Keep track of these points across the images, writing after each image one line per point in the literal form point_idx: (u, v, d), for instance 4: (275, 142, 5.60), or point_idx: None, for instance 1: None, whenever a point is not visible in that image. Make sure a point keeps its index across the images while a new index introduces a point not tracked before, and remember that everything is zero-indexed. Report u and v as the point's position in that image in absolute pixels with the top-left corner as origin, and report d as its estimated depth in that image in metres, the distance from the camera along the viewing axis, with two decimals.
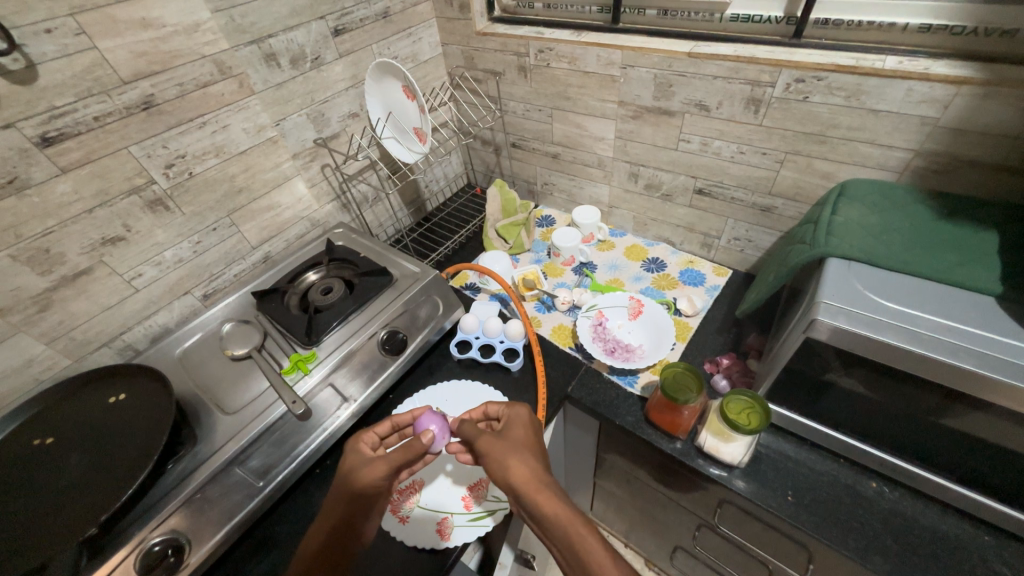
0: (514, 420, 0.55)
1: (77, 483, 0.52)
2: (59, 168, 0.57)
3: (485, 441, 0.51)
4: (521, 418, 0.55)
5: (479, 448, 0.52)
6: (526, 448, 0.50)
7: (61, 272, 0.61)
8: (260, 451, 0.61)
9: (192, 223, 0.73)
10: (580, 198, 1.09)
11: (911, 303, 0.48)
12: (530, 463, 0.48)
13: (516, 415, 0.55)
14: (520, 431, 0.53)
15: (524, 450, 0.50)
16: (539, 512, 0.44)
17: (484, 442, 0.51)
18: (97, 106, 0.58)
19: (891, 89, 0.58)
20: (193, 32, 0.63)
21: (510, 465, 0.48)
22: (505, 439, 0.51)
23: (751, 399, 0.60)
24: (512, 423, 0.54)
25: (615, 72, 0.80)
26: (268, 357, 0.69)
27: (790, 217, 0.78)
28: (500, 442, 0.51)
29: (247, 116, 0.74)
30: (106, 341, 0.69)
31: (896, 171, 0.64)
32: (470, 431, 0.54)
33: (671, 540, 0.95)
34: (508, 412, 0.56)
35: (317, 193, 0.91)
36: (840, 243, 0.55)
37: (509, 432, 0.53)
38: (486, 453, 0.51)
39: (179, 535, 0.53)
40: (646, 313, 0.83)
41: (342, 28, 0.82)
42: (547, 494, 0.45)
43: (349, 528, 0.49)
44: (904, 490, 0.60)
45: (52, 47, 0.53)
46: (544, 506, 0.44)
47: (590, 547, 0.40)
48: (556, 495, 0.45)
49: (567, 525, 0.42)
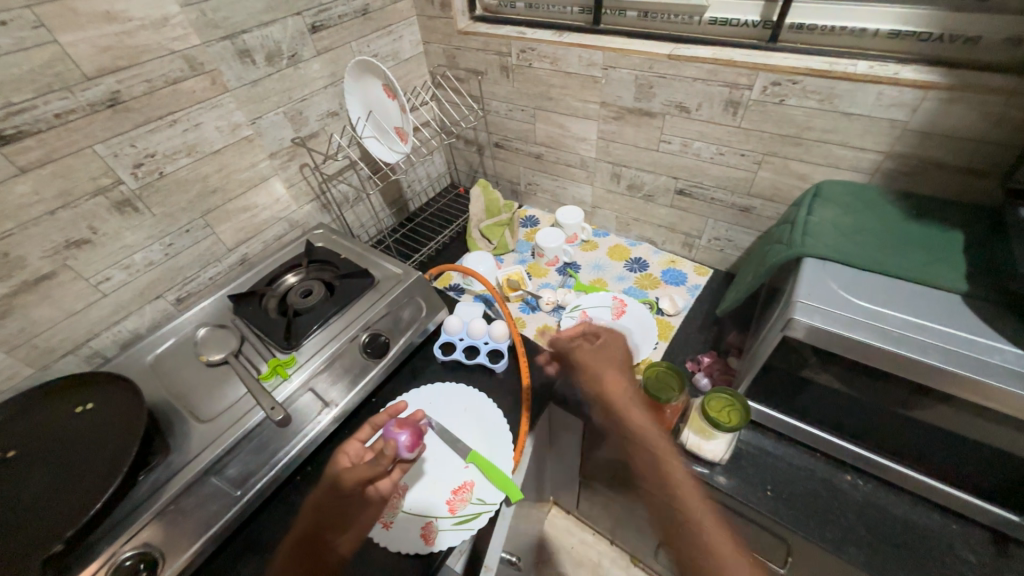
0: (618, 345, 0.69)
1: (42, 498, 0.50)
2: (17, 167, 0.54)
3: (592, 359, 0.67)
4: (616, 340, 0.70)
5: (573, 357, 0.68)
6: (619, 366, 0.66)
7: (21, 277, 0.58)
8: (238, 459, 0.59)
9: (163, 225, 0.70)
10: (564, 198, 1.09)
11: (882, 301, 0.50)
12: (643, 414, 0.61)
13: (612, 338, 0.70)
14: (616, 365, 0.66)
15: (613, 365, 0.66)
16: (627, 421, 0.60)
17: (578, 353, 0.68)
18: (58, 103, 0.55)
19: (863, 93, 0.60)
20: (161, 26, 0.61)
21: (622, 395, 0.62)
22: (600, 356, 0.67)
23: (731, 396, 0.61)
24: (610, 342, 0.69)
25: (596, 73, 0.81)
26: (245, 362, 0.67)
27: (768, 217, 0.80)
28: (594, 355, 0.67)
29: (220, 113, 0.71)
30: (72, 348, 0.66)
31: (867, 173, 0.66)
32: (564, 348, 0.69)
33: (655, 536, 0.96)
34: (607, 335, 0.70)
35: (295, 193, 0.89)
36: (815, 243, 0.57)
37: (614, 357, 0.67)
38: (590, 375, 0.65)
39: (152, 549, 0.51)
40: (629, 313, 0.84)
41: (320, 25, 0.80)
42: (635, 408, 0.61)
43: (326, 527, 0.54)
44: (878, 482, 0.62)
45: (7, 40, 0.50)
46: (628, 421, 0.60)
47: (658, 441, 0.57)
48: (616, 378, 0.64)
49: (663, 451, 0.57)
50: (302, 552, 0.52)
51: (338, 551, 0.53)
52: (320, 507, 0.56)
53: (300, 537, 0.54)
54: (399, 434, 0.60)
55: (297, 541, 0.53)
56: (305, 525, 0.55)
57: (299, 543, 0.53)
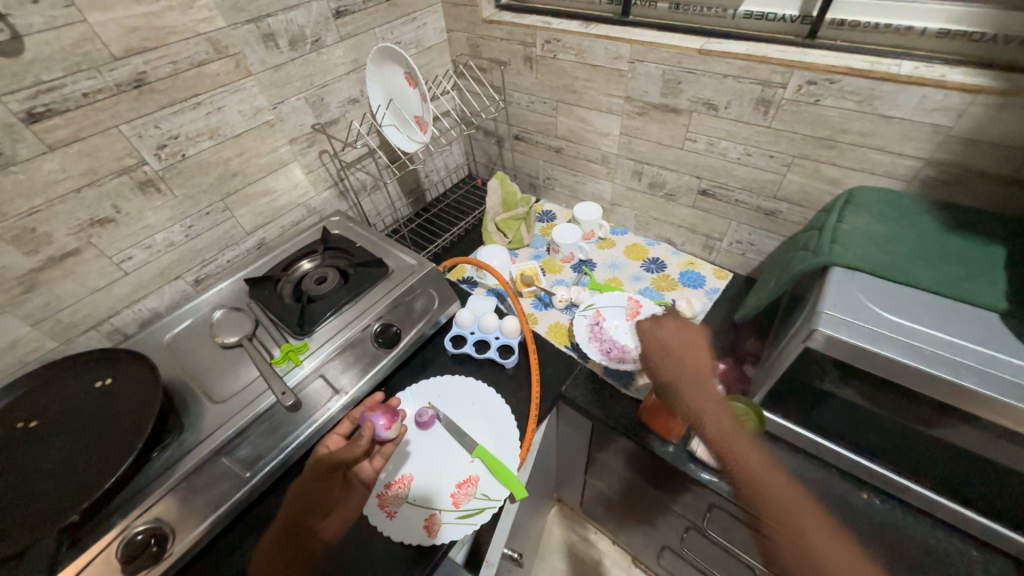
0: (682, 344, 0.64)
1: (62, 469, 0.51)
2: (46, 145, 0.55)
3: (666, 361, 0.63)
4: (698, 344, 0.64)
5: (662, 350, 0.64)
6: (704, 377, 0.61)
7: (48, 253, 0.59)
8: (249, 440, 0.60)
9: (185, 207, 0.71)
10: (582, 194, 1.08)
11: (914, 316, 0.47)
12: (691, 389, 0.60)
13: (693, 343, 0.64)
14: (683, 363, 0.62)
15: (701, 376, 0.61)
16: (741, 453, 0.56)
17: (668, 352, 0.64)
18: (87, 82, 0.56)
19: (905, 96, 0.56)
20: (188, 8, 0.61)
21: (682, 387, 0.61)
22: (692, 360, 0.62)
23: (747, 406, 0.60)
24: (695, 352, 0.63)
25: (622, 66, 0.78)
26: (259, 346, 0.68)
27: (794, 222, 0.77)
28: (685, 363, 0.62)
29: (243, 97, 0.72)
30: (94, 324, 0.68)
31: (904, 180, 0.63)
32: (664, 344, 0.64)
33: (658, 539, 0.95)
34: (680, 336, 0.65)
35: (314, 179, 0.89)
36: (844, 252, 0.54)
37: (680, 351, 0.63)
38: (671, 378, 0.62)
39: (163, 524, 0.52)
40: (643, 314, 0.82)
41: (344, 10, 0.79)
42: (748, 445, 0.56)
43: (311, 514, 0.54)
44: (896, 501, 0.60)
45: (39, 19, 0.50)
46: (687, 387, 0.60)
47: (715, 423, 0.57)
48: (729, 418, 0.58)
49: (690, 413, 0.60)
50: (288, 542, 0.53)
51: (322, 536, 0.54)
52: (301, 495, 0.55)
53: (284, 524, 0.54)
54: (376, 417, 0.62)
55: (281, 529, 0.54)
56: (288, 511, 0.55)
57: (283, 533, 0.53)
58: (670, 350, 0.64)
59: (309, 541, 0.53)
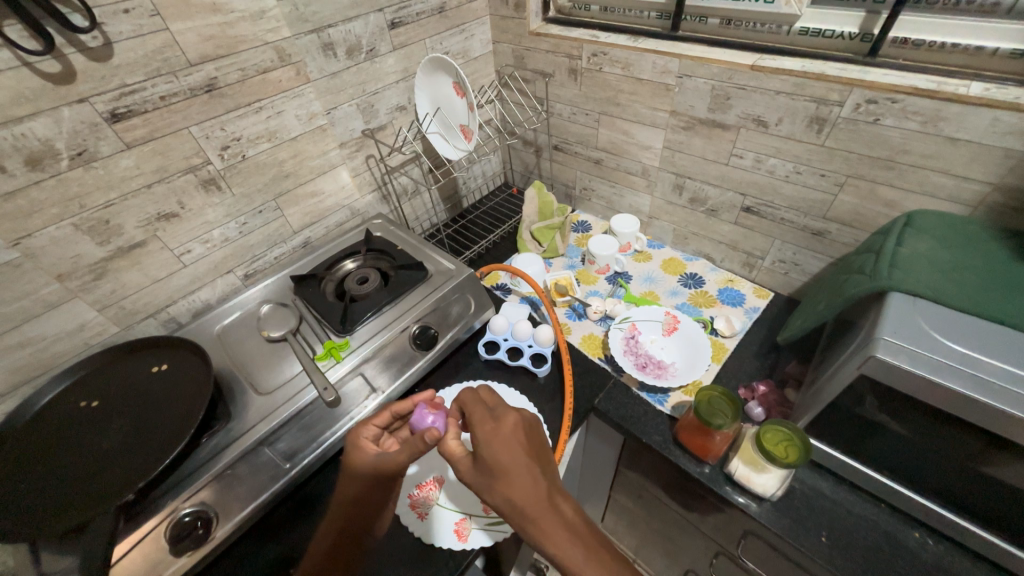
0: (518, 426, 0.42)
1: (121, 449, 0.54)
2: (124, 143, 0.59)
3: (487, 439, 0.41)
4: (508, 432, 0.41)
5: (477, 439, 0.42)
6: (519, 448, 0.40)
7: (118, 243, 0.63)
8: (288, 434, 0.61)
9: (241, 205, 0.75)
10: (620, 206, 1.07)
11: (982, 349, 0.45)
12: (523, 477, 0.38)
13: (504, 428, 0.42)
14: (521, 443, 0.41)
15: (517, 446, 0.40)
16: (545, 535, 0.35)
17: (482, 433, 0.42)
18: (164, 86, 0.59)
19: (975, 117, 0.54)
20: (258, 19, 0.65)
21: (510, 480, 0.38)
22: (500, 447, 0.40)
23: (790, 431, 0.58)
24: (500, 439, 0.41)
25: (670, 80, 0.78)
26: (302, 341, 0.71)
27: (845, 244, 0.74)
28: (502, 442, 0.41)
29: (301, 102, 0.75)
30: (152, 312, 0.72)
31: (969, 206, 0.60)
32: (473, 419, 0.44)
33: (683, 563, 0.92)
34: (495, 425, 0.42)
35: (360, 182, 0.92)
36: (905, 277, 0.52)
37: (529, 440, 0.42)
38: (496, 468, 0.39)
39: (208, 508, 0.54)
40: (681, 330, 0.81)
41: (398, 21, 0.82)
42: (557, 529, 0.35)
43: (367, 517, 0.49)
44: (951, 543, 0.56)
45: (127, 27, 0.54)
46: (543, 501, 0.37)
47: (559, 545, 0.35)
48: (557, 511, 0.36)
49: (587, 533, 0.36)
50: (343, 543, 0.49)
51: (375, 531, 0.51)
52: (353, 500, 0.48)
53: (341, 532, 0.49)
54: (432, 419, 0.51)
55: (338, 537, 0.49)
56: (342, 513, 0.48)
57: (341, 539, 0.49)
58: (491, 439, 0.41)
59: (364, 539, 0.51)
